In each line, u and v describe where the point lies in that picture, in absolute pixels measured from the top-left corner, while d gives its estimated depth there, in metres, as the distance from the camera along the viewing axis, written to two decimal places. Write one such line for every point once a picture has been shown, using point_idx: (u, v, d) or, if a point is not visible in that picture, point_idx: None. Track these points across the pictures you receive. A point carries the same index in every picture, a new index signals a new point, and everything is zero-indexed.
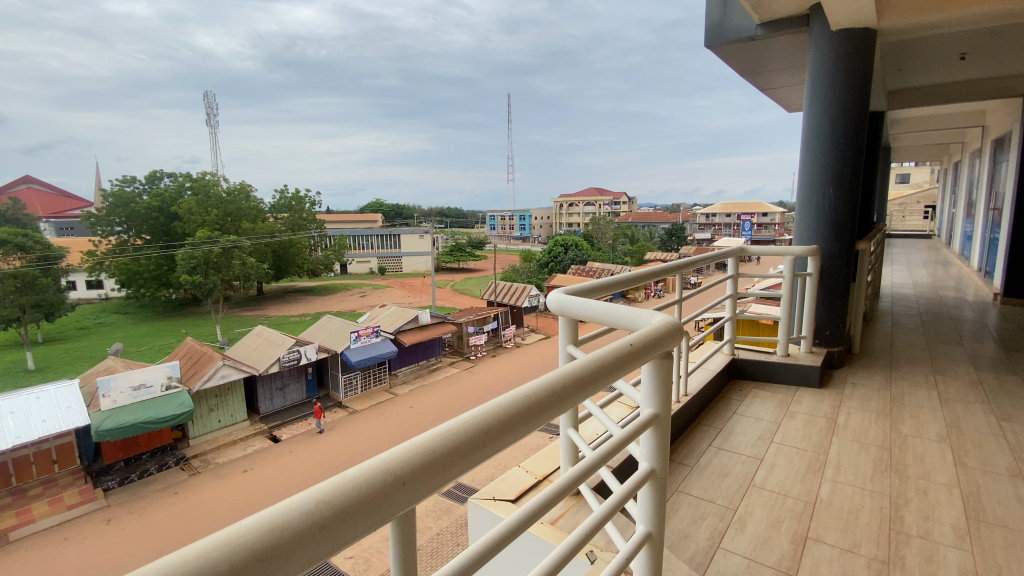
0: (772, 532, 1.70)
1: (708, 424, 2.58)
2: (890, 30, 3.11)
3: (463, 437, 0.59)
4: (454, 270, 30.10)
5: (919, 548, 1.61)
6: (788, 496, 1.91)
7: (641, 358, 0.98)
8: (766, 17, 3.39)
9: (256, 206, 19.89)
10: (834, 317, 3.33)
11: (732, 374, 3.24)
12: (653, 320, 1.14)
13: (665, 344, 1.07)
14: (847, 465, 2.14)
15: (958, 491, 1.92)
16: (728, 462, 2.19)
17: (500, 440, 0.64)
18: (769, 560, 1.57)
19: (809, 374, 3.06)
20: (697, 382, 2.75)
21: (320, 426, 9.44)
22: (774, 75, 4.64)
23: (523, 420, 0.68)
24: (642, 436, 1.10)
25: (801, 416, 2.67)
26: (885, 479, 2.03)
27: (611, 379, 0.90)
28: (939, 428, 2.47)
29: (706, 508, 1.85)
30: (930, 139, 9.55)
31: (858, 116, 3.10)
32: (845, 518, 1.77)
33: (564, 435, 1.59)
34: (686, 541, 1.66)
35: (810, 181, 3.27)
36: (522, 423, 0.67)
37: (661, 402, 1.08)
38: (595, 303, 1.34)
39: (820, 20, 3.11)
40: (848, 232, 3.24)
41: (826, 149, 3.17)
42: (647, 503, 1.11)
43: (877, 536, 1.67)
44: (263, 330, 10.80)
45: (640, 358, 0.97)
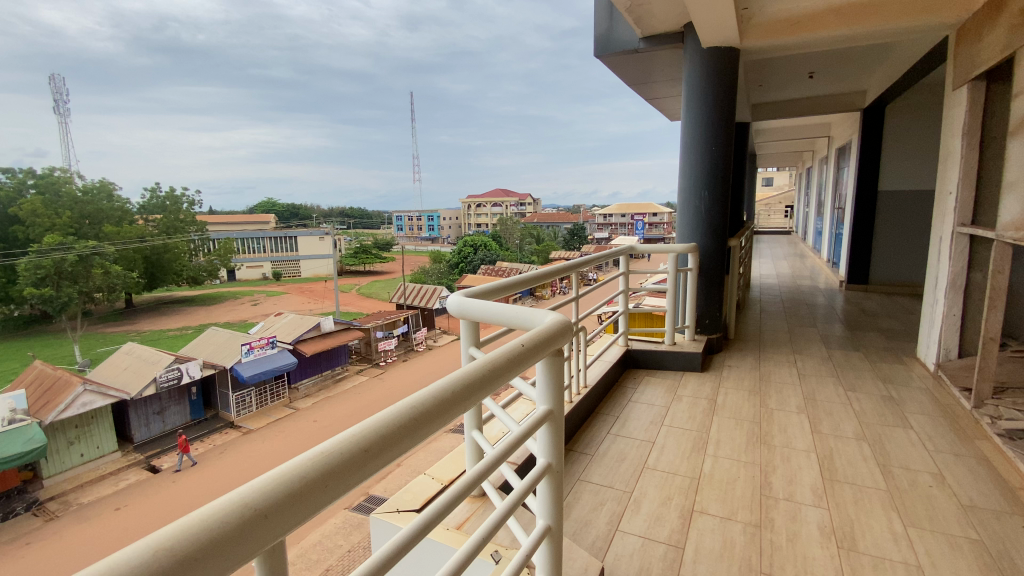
0: (664, 510, 1.83)
1: (607, 413, 2.73)
2: (750, 51, 3.49)
3: (341, 455, 0.55)
4: (360, 274, 28.90)
5: (786, 509, 1.82)
6: (677, 474, 2.08)
7: (534, 356, 1.00)
8: (648, 31, 3.65)
9: (122, 206, 17.49)
10: (712, 307, 3.69)
11: (627, 364, 3.46)
12: (547, 319, 1.16)
13: (556, 340, 1.09)
14: (725, 440, 2.38)
15: (814, 455, 2.21)
16: (625, 447, 2.33)
17: (384, 455, 0.60)
18: (661, 536, 1.69)
19: (693, 360, 3.36)
20: (596, 373, 2.90)
21: (179, 464, 8.07)
22: (657, 85, 5.02)
23: (410, 430, 0.65)
24: (538, 432, 1.12)
25: (687, 398, 2.92)
26: (757, 450, 2.28)
27: (504, 380, 0.90)
28: (797, 401, 2.84)
29: (605, 493, 1.95)
30: (787, 147, 10.92)
31: (727, 127, 3.45)
32: (725, 489, 1.96)
33: (467, 437, 1.58)
34: (587, 528, 1.73)
35: (689, 184, 3.58)
36: (408, 433, 0.64)
37: (556, 399, 1.11)
38: (492, 304, 1.35)
39: (693, 38, 3.41)
40: (721, 230, 3.61)
41: (702, 155, 3.48)
42: (545, 497, 1.13)
43: (752, 503, 1.87)
44: (133, 347, 9.53)
45: (533, 356, 0.99)
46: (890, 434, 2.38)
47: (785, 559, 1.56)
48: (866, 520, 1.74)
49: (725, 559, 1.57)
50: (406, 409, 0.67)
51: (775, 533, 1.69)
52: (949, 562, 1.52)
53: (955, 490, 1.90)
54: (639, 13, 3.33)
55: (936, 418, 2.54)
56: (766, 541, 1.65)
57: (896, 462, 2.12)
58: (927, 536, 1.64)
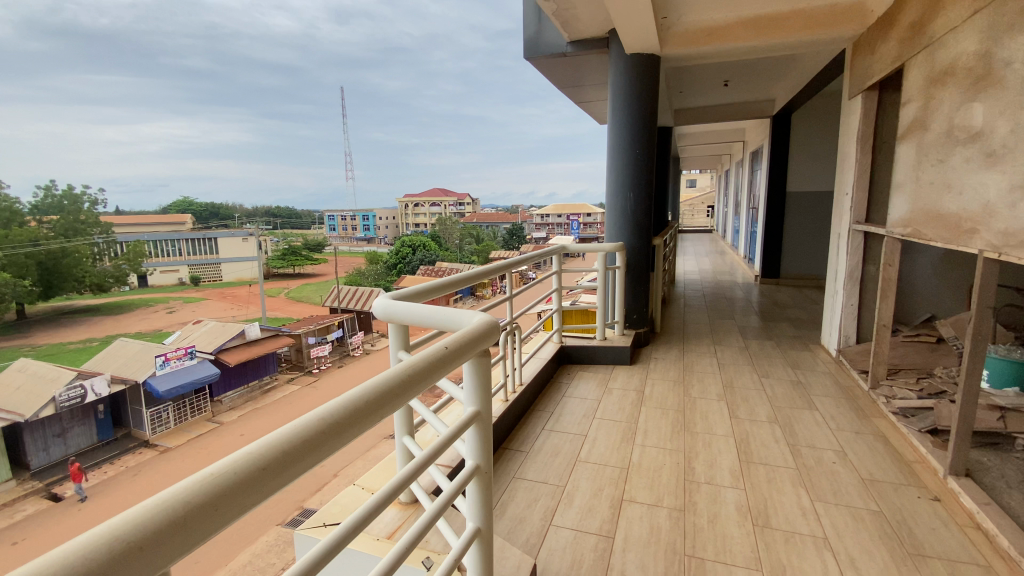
0: (594, 501, 1.88)
1: (542, 409, 2.77)
2: (670, 58, 3.67)
3: (229, 479, 0.51)
4: (290, 277, 27.46)
5: (707, 492, 1.93)
6: (608, 465, 2.15)
7: (458, 357, 0.98)
8: (574, 35, 3.74)
9: (6, 205, 15.44)
10: (640, 303, 3.86)
11: (562, 360, 3.53)
12: (475, 320, 1.15)
13: (481, 341, 1.07)
14: (652, 430, 2.49)
15: (733, 440, 2.36)
16: (558, 442, 2.37)
17: (283, 474, 0.56)
18: (592, 527, 1.73)
19: (623, 353, 3.49)
20: (530, 370, 2.93)
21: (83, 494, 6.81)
22: (586, 89, 5.16)
23: (315, 445, 0.61)
24: (467, 434, 1.11)
25: (618, 391, 3.03)
26: (680, 437, 2.40)
27: (426, 384, 0.88)
28: (718, 389, 3.02)
29: (539, 489, 1.97)
30: (707, 151, 11.62)
31: (650, 130, 3.61)
32: (651, 476, 2.05)
33: (398, 443, 1.54)
34: (521, 526, 1.75)
35: (617, 185, 3.71)
36: (312, 449, 0.61)
37: (484, 400, 1.10)
38: (418, 306, 1.31)
39: (618, 43, 3.53)
40: (647, 229, 3.77)
41: (628, 157, 3.62)
42: (475, 499, 1.12)
43: (676, 488, 1.96)
44: (23, 364, 8.45)
45: (456, 358, 0.97)
46: (798, 417, 2.59)
47: (707, 540, 1.65)
48: (778, 498, 1.88)
49: (653, 545, 1.63)
50: (312, 423, 0.63)
51: (697, 516, 1.78)
52: (848, 531, 1.67)
53: (853, 464, 2.10)
54: (566, 17, 3.40)
55: (837, 398, 2.79)
56: (690, 524, 1.74)
57: (804, 442, 2.31)
58: (830, 509, 1.79)
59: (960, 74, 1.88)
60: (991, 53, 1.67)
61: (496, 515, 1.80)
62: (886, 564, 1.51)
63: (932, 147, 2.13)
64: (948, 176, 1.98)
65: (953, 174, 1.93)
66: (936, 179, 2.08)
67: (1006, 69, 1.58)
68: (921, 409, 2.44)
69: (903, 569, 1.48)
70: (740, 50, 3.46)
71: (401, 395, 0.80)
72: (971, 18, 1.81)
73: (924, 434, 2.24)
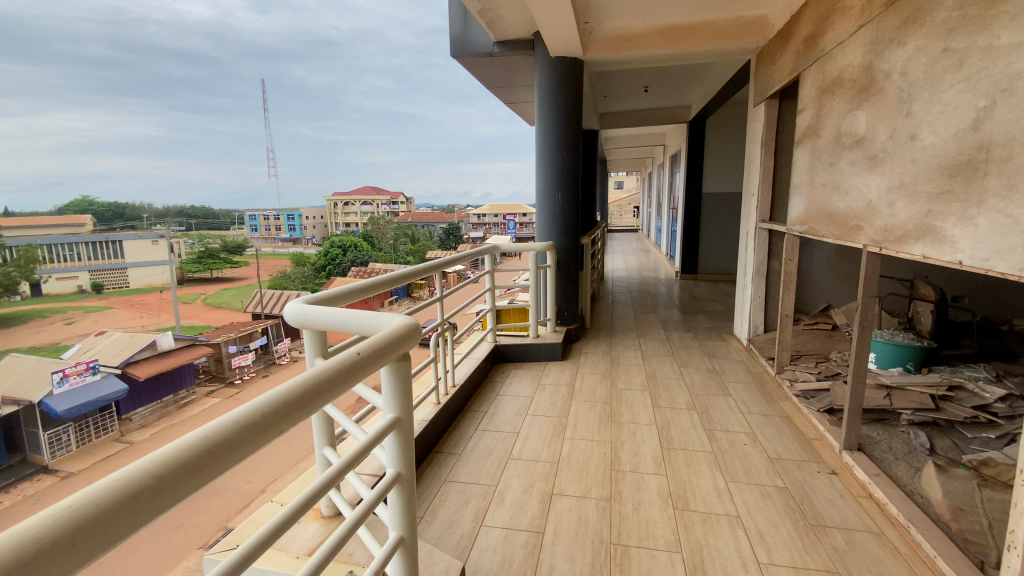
0: (525, 498, 1.90)
1: (475, 409, 2.75)
2: (593, 63, 3.78)
3: (68, 523, 0.40)
4: (207, 282, 25.46)
5: (631, 480, 2.01)
6: (539, 461, 2.17)
7: (376, 362, 0.92)
8: (500, 36, 3.76)
9: None
10: (570, 300, 3.95)
11: (495, 359, 3.53)
12: (393, 323, 1.07)
13: (399, 346, 1.00)
14: (581, 423, 2.55)
15: (656, 428, 2.47)
16: (490, 441, 2.37)
17: (152, 506, 0.47)
18: (523, 524, 1.74)
19: (555, 350, 3.55)
20: (463, 371, 2.91)
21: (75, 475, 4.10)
22: (513, 90, 5.19)
23: (188, 474, 0.51)
24: (386, 442, 1.05)
25: (550, 387, 3.08)
26: (608, 428, 2.49)
27: (340, 391, 0.81)
28: (643, 379, 3.16)
29: (471, 490, 1.96)
30: (631, 153, 12.12)
31: (575, 132, 3.70)
32: (580, 469, 2.10)
33: (317, 455, 1.46)
34: (452, 529, 1.72)
35: (546, 185, 3.76)
36: (193, 473, 0.51)
37: (403, 405, 1.04)
38: (333, 312, 1.23)
39: (542, 46, 3.58)
40: (575, 228, 3.87)
41: (554, 158, 3.69)
42: (397, 509, 1.08)
43: (603, 479, 2.02)
44: None
45: (374, 362, 0.91)
46: (715, 403, 2.76)
47: (632, 527, 1.71)
48: (697, 482, 1.98)
49: (581, 536, 1.67)
50: (184, 448, 0.53)
51: (623, 505, 1.84)
52: (759, 508, 1.79)
53: (762, 445, 2.27)
54: (491, 17, 3.39)
55: (749, 384, 3.01)
56: (616, 513, 1.80)
57: (720, 427, 2.46)
58: (743, 488, 1.92)
59: (847, 85, 2.07)
60: (871, 66, 1.86)
61: (426, 521, 1.76)
62: (792, 537, 1.63)
63: (824, 151, 2.34)
64: (837, 178, 2.18)
65: (841, 176, 2.13)
66: (827, 180, 2.28)
67: (884, 81, 1.76)
68: (819, 390, 2.69)
69: (806, 540, 1.61)
70: (657, 56, 3.63)
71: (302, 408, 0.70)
72: (856, 33, 1.99)
73: (822, 413, 2.46)
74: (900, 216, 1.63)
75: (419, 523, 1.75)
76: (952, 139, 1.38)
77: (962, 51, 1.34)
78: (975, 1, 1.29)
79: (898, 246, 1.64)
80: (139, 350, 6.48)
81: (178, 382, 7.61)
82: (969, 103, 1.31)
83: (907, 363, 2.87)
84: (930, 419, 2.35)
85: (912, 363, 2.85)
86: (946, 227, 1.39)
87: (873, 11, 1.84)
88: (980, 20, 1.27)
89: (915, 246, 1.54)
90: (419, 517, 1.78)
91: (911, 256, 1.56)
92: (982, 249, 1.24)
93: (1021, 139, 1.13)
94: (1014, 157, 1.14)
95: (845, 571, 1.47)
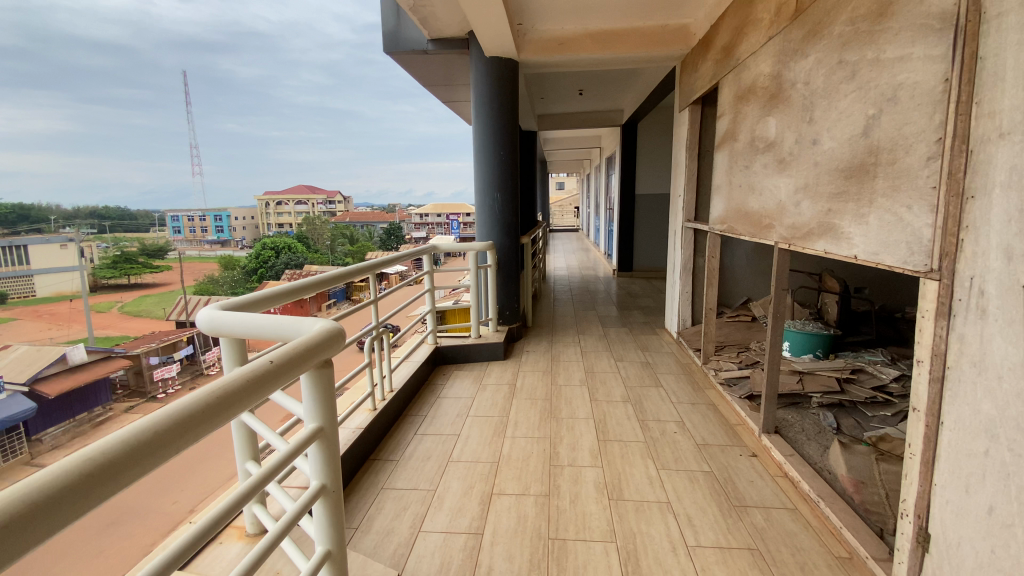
0: (465, 500, 1.88)
1: (415, 413, 2.69)
2: (527, 65, 3.81)
3: None
4: None
5: (569, 474, 2.04)
6: (479, 462, 2.16)
7: (297, 366, 0.86)
8: (434, 34, 3.70)
9: None
10: (511, 299, 3.97)
11: (436, 361, 3.48)
12: (313, 327, 1.01)
13: (319, 352, 0.93)
14: (522, 420, 2.57)
15: (593, 421, 2.53)
16: (430, 445, 2.32)
17: (12, 547, 0.42)
18: (462, 527, 1.72)
19: (497, 350, 3.55)
20: (402, 375, 2.84)
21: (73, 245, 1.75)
22: (449, 89, 5.14)
23: (50, 512, 0.45)
24: (308, 452, 1.00)
25: (491, 386, 3.07)
26: (548, 424, 2.52)
27: (255, 399, 0.76)
28: (581, 375, 3.23)
29: (409, 496, 1.91)
30: (569, 155, 12.36)
31: (512, 133, 3.72)
32: (519, 467, 2.11)
33: (239, 470, 1.37)
34: (389, 537, 1.67)
35: (484, 185, 3.75)
36: (64, 505, 0.46)
37: (326, 413, 0.99)
38: (249, 316, 1.14)
39: (477, 46, 3.57)
40: (514, 228, 3.89)
41: (491, 159, 3.69)
42: (323, 522, 1.02)
43: (542, 475, 2.04)
44: None
45: (295, 366, 0.85)
46: (648, 394, 2.87)
47: (569, 521, 1.74)
48: (631, 471, 2.05)
49: (520, 534, 1.67)
50: (45, 483, 0.46)
51: (561, 499, 1.87)
52: (688, 493, 1.88)
53: (690, 433, 2.38)
54: (424, 14, 3.34)
55: (680, 375, 3.16)
56: (554, 508, 1.82)
57: (652, 417, 2.57)
58: (673, 475, 2.00)
59: (760, 92, 2.21)
60: (780, 75, 1.99)
61: (361, 531, 1.70)
62: (717, 518, 1.72)
63: (741, 154, 2.49)
64: (752, 179, 2.33)
65: (756, 177, 2.28)
66: (744, 181, 2.43)
67: (791, 89, 1.90)
68: (742, 378, 2.87)
69: (730, 521, 1.70)
70: (589, 60, 3.72)
71: (197, 429, 0.64)
72: (766, 44, 2.13)
73: (744, 399, 2.63)
74: (806, 214, 1.77)
75: (354, 534, 1.68)
76: (847, 144, 1.51)
77: (854, 64, 1.47)
78: (863, 18, 1.41)
79: (804, 243, 1.77)
80: (40, 361, 3.53)
81: (96, 397, 3.74)
82: (860, 111, 1.44)
83: (817, 349, 3.12)
84: (836, 400, 2.57)
85: (821, 350, 3.11)
86: (844, 224, 1.52)
87: (781, 25, 1.98)
88: (868, 36, 1.40)
89: (819, 242, 1.67)
90: (353, 529, 1.71)
91: (816, 252, 1.69)
92: (872, 245, 1.37)
93: (901, 144, 1.25)
94: (897, 160, 1.26)
95: (764, 547, 1.57)
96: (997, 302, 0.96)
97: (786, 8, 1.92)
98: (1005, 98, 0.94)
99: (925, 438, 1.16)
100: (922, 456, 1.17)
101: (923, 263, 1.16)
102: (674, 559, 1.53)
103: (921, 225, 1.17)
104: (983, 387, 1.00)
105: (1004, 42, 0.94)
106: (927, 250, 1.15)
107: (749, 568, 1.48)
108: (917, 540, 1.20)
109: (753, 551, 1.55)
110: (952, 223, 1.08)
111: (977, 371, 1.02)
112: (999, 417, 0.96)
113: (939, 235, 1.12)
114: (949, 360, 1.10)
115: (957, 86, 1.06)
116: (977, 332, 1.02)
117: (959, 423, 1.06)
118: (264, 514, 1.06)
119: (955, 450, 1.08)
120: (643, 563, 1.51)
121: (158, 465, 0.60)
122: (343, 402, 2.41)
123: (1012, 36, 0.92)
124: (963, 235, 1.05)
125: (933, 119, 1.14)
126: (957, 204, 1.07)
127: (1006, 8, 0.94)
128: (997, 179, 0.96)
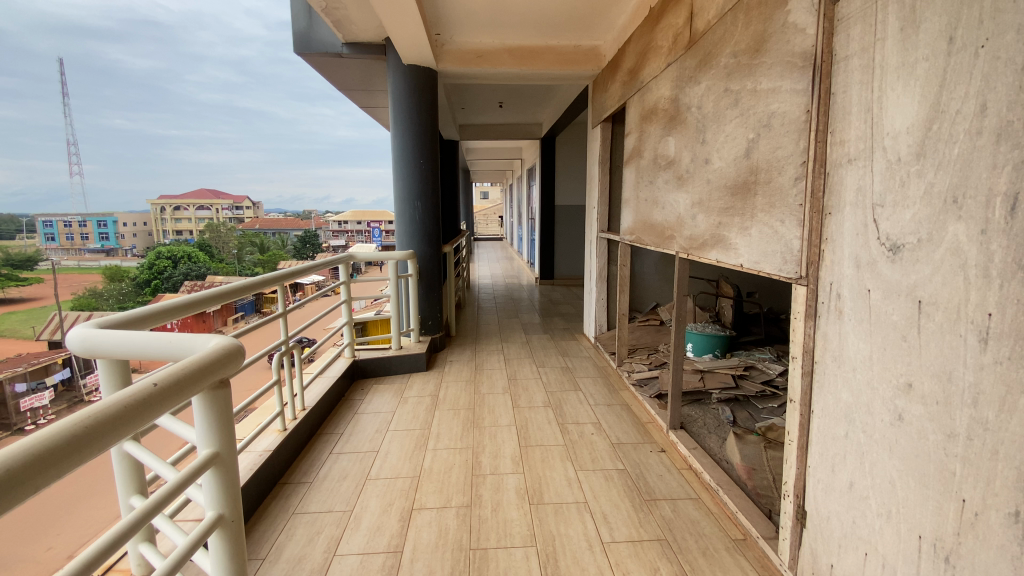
0: (383, 518, 1.82)
1: (330, 431, 2.56)
2: (446, 75, 3.82)
3: None
4: None
5: (492, 483, 2.05)
6: (399, 477, 2.10)
7: (192, 387, 0.79)
8: (349, 38, 3.59)
9: None
10: (433, 308, 3.91)
11: (354, 376, 3.34)
12: (209, 344, 0.91)
13: (215, 371, 0.84)
14: (443, 431, 2.54)
15: (514, 428, 2.56)
16: (345, 465, 2.22)
17: None
18: (380, 547, 1.66)
19: (419, 361, 3.49)
20: (317, 392, 2.69)
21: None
22: (366, 95, 5.00)
23: None
24: (202, 480, 0.90)
25: (413, 399, 3.01)
26: (469, 433, 2.51)
27: (141, 422, 0.69)
28: (503, 382, 3.26)
29: (323, 520, 1.81)
30: (489, 166, 12.40)
31: (432, 142, 3.69)
32: (440, 479, 2.09)
33: (121, 505, 1.21)
34: (301, 564, 1.58)
35: (403, 193, 3.68)
36: None
37: (224, 437, 0.89)
38: (132, 332, 0.99)
39: (394, 53, 3.52)
40: (436, 238, 3.85)
41: (411, 167, 3.63)
42: (217, 560, 0.91)
43: (464, 486, 2.03)
44: None
45: (189, 388, 0.78)
46: (568, 398, 2.96)
47: (490, 530, 1.74)
48: (551, 474, 2.10)
49: (440, 547, 1.65)
50: None
51: (482, 508, 1.87)
52: (604, 492, 1.96)
53: (606, 433, 2.48)
54: (337, 16, 3.23)
55: (597, 378, 3.31)
56: (476, 518, 1.82)
57: (571, 420, 2.65)
58: (590, 475, 2.08)
59: (661, 114, 2.39)
60: (677, 99, 2.18)
61: (268, 562, 1.58)
62: (629, 514, 1.81)
63: (646, 170, 2.68)
64: (656, 194, 2.51)
65: (659, 192, 2.46)
66: (649, 196, 2.61)
67: (687, 112, 2.07)
68: (651, 378, 3.06)
69: (640, 515, 1.80)
70: (506, 74, 3.80)
71: (54, 469, 0.56)
72: (665, 70, 2.32)
73: (654, 398, 2.80)
74: (701, 227, 1.93)
75: (261, 565, 1.57)
76: (732, 164, 1.68)
77: (737, 93, 1.64)
78: (743, 53, 1.59)
79: (700, 253, 1.94)
80: None
81: None
82: (742, 134, 1.61)
83: (715, 349, 3.42)
84: (732, 395, 2.82)
85: (720, 349, 3.40)
86: (732, 236, 1.68)
87: (678, 53, 2.16)
88: (747, 68, 1.57)
89: (712, 252, 1.83)
90: (260, 559, 1.60)
91: (710, 261, 1.86)
92: (754, 254, 1.52)
93: (775, 166, 1.41)
94: (772, 180, 1.43)
95: (672, 537, 1.68)
96: (851, 304, 1.12)
97: (681, 38, 2.11)
98: (851, 129, 1.10)
99: (800, 425, 1.31)
100: (798, 442, 1.32)
101: (793, 271, 1.32)
102: (591, 557, 1.59)
103: (792, 237, 1.33)
104: (843, 378, 1.15)
105: (849, 81, 1.11)
106: (796, 260, 1.31)
107: (658, 558, 1.57)
108: (797, 518, 1.34)
109: (663, 542, 1.65)
110: (815, 235, 1.24)
111: (838, 364, 1.17)
112: (855, 403, 1.11)
113: (805, 246, 1.27)
114: (816, 355, 1.26)
115: (816, 117, 1.21)
116: (837, 330, 1.17)
117: (825, 410, 1.22)
118: (148, 555, 0.93)
119: (823, 434, 1.23)
120: (561, 564, 1.55)
121: (14, 509, 0.53)
122: (248, 424, 2.22)
123: (855, 76, 1.09)
124: (824, 246, 1.21)
125: (798, 145, 1.29)
126: (818, 219, 1.23)
127: (850, 53, 1.10)
128: (847, 198, 1.12)
